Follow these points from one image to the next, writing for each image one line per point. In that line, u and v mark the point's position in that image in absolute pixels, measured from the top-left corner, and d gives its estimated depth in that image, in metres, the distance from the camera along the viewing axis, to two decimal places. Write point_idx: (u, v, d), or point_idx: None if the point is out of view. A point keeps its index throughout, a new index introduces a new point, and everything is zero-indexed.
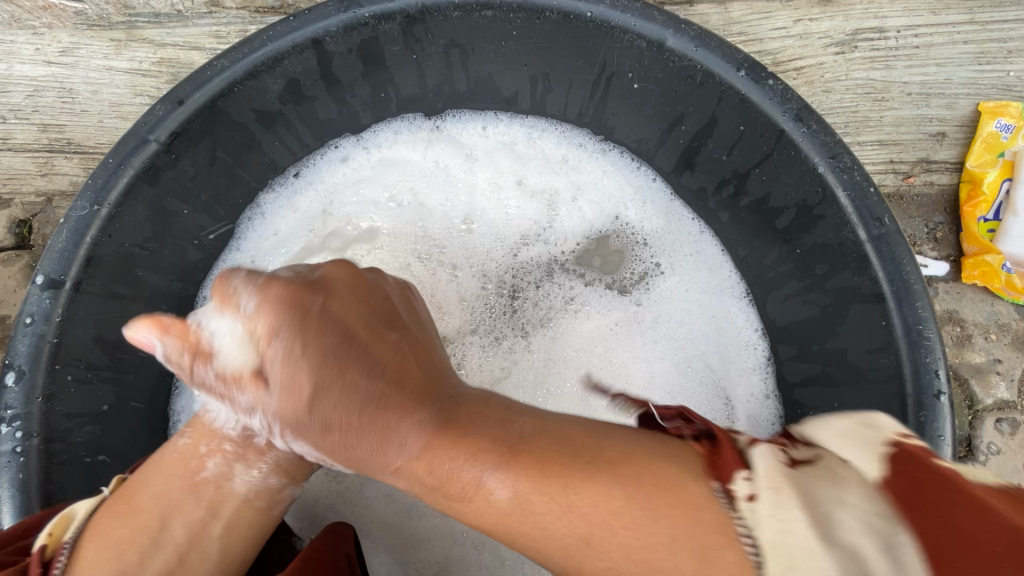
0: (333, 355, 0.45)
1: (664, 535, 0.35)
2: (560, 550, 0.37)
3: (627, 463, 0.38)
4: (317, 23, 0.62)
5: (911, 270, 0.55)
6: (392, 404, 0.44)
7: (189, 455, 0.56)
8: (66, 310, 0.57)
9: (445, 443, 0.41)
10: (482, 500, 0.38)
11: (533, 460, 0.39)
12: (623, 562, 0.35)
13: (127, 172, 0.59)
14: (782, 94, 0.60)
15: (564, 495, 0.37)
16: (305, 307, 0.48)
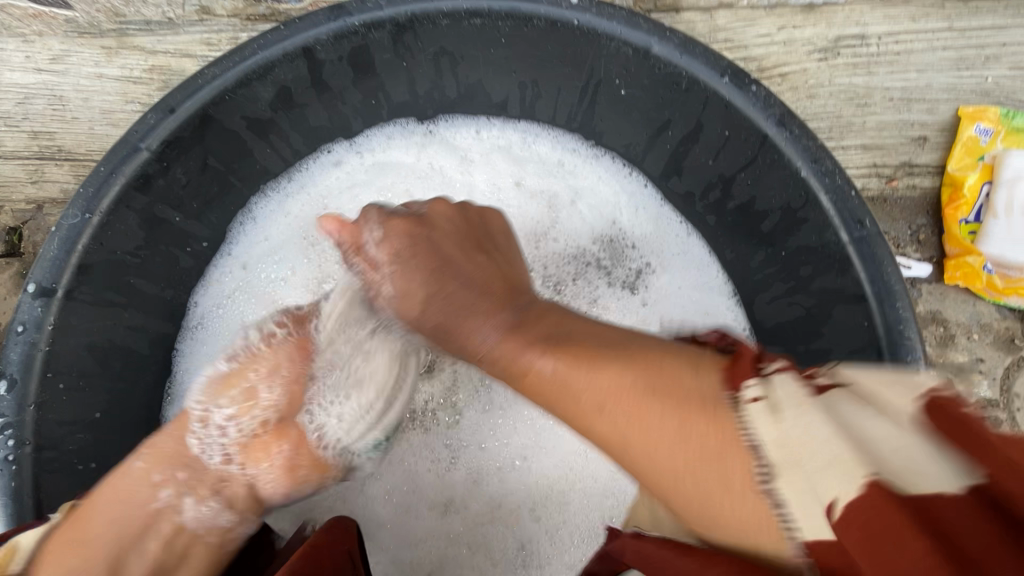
0: (433, 273, 0.52)
1: (663, 411, 0.36)
2: (577, 415, 0.40)
3: (642, 356, 0.40)
4: (307, 32, 0.62)
5: (891, 272, 0.56)
6: (476, 308, 0.48)
7: (139, 482, 0.57)
8: (58, 317, 0.57)
9: (517, 332, 0.45)
10: (532, 380, 0.42)
11: (565, 346, 0.42)
12: (625, 424, 0.37)
13: (118, 180, 0.59)
14: (765, 100, 0.61)
15: (587, 370, 0.40)
16: (421, 236, 0.55)
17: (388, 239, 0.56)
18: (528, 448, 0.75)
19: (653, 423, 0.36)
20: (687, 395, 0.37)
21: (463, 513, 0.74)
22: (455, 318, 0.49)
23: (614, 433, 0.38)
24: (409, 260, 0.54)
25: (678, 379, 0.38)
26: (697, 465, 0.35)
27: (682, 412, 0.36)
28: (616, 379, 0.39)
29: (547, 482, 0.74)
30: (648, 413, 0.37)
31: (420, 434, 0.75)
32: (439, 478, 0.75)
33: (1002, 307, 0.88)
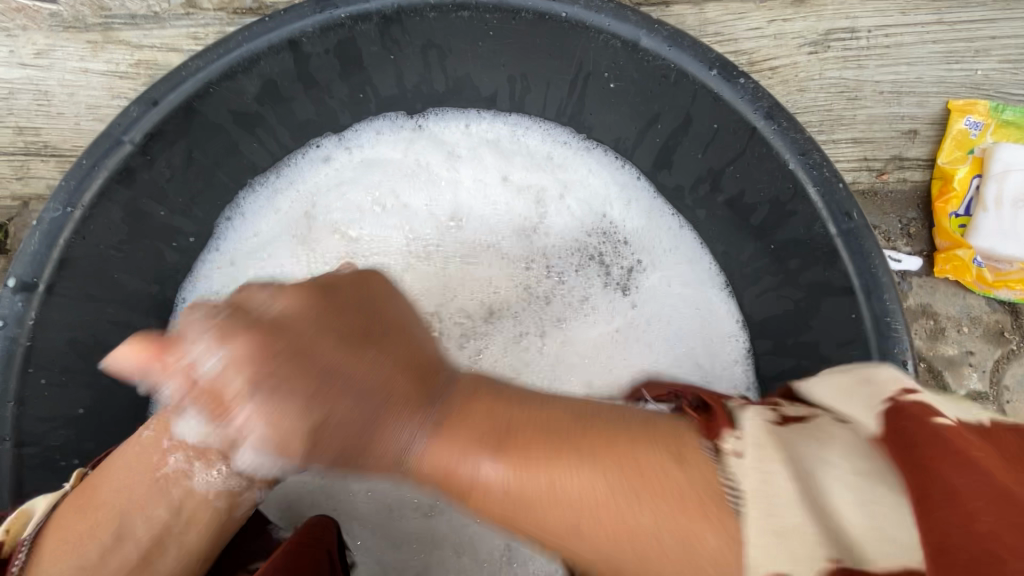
0: (312, 388, 0.45)
1: (639, 512, 0.39)
2: (548, 530, 0.43)
3: (612, 447, 0.42)
4: (292, 24, 0.62)
5: (879, 263, 0.56)
6: (399, 412, 0.47)
7: (151, 449, 0.57)
8: (39, 312, 0.57)
9: (455, 442, 0.45)
10: (487, 495, 0.44)
11: (518, 453, 0.43)
12: (603, 531, 0.40)
13: (100, 174, 0.59)
14: (753, 93, 0.61)
15: (551, 480, 0.41)
16: (274, 343, 0.45)
17: (235, 355, 0.44)
18: None
19: (631, 524, 0.39)
20: (660, 486, 0.39)
21: (447, 510, 0.73)
22: (365, 434, 0.47)
23: (593, 533, 0.41)
24: (272, 409, 0.45)
25: (648, 472, 0.40)
26: (682, 552, 0.38)
27: (660, 508, 0.39)
28: (586, 480, 0.41)
29: None
30: (629, 507, 0.39)
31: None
32: None
33: (992, 301, 0.88)
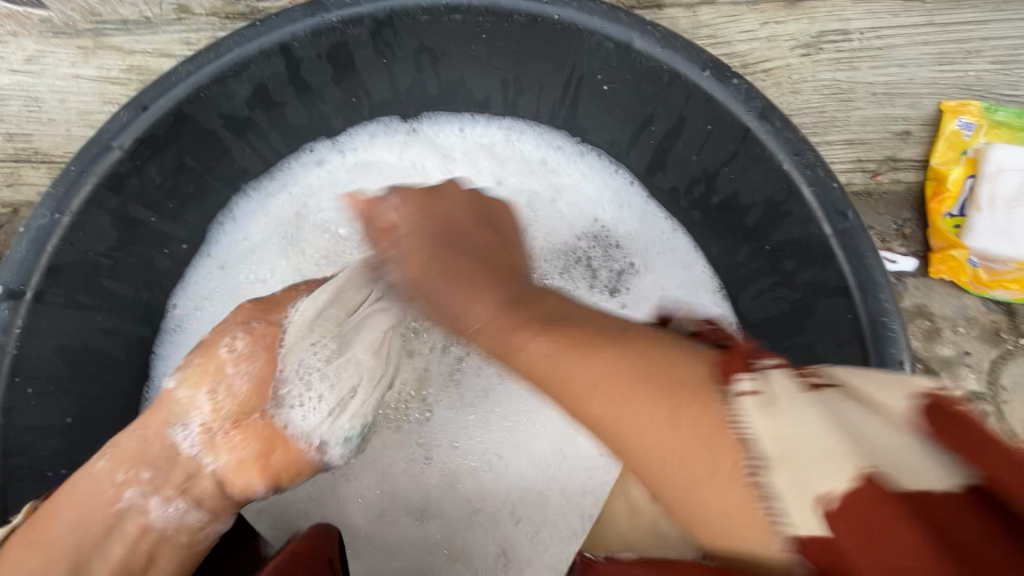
0: (438, 267, 0.50)
1: (653, 402, 0.35)
2: (573, 407, 0.39)
3: (626, 356, 0.38)
4: (283, 28, 0.61)
5: (874, 264, 0.56)
6: (476, 289, 0.47)
7: (105, 482, 0.56)
8: (27, 320, 0.56)
9: (508, 316, 0.44)
10: (531, 353, 0.41)
11: (562, 334, 0.41)
12: (621, 418, 0.36)
13: (89, 180, 0.58)
14: (746, 94, 0.61)
15: (580, 364, 0.39)
16: (426, 229, 0.55)
17: (412, 226, 0.56)
18: (501, 446, 0.74)
19: (648, 417, 0.35)
20: (677, 382, 0.36)
21: (439, 517, 0.73)
22: (465, 291, 0.48)
23: (613, 424, 0.37)
24: (418, 265, 0.52)
25: (670, 371, 0.37)
26: (692, 450, 0.34)
27: (678, 402, 0.35)
28: (609, 364, 0.38)
29: (523, 482, 0.73)
30: (648, 400, 0.36)
31: (397, 435, 0.74)
32: (414, 479, 0.73)
33: (987, 300, 0.88)
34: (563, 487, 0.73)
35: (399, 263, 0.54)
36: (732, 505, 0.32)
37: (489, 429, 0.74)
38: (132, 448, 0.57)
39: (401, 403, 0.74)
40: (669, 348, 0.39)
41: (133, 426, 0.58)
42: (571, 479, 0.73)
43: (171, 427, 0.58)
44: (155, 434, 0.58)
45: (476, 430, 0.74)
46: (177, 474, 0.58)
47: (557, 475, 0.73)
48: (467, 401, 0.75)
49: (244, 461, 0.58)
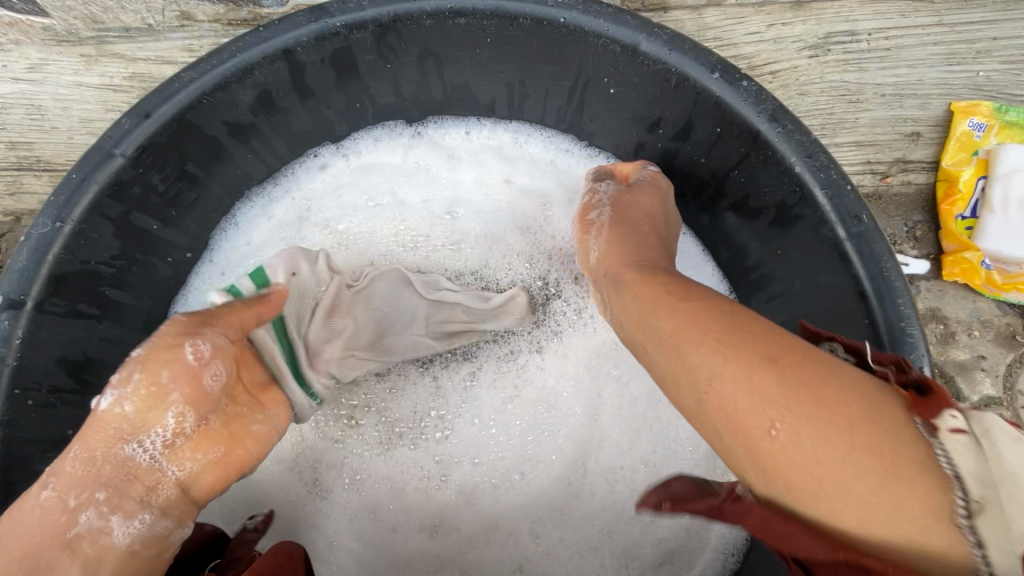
0: (644, 225, 0.62)
1: (844, 387, 0.37)
2: (732, 378, 0.39)
3: (816, 352, 0.40)
4: (286, 34, 0.61)
5: (891, 267, 0.54)
6: (648, 250, 0.57)
7: (55, 509, 0.47)
8: (27, 331, 0.55)
9: (682, 296, 0.47)
10: (703, 320, 0.43)
11: (750, 318, 0.43)
12: (795, 396, 0.37)
13: (90, 188, 0.57)
14: (756, 95, 0.60)
15: (765, 371, 0.38)
16: (648, 198, 0.64)
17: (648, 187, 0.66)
18: (523, 461, 0.73)
19: (833, 400, 0.36)
20: (868, 384, 0.37)
21: (454, 535, 0.71)
22: (645, 250, 0.56)
23: (778, 400, 0.37)
24: (632, 216, 0.63)
25: (861, 376, 0.38)
26: (885, 443, 0.34)
27: (872, 400, 0.36)
28: (799, 351, 0.39)
29: (547, 501, 0.72)
30: (839, 387, 0.37)
31: (411, 449, 0.73)
32: (430, 497, 0.72)
33: (1001, 303, 0.87)
34: (585, 504, 0.71)
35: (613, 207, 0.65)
36: (913, 504, 0.32)
37: (510, 443, 0.73)
38: (80, 474, 0.48)
39: (417, 420, 0.74)
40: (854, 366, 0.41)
41: (75, 450, 0.49)
42: (591, 495, 0.72)
43: (122, 443, 0.49)
44: (104, 454, 0.48)
45: (490, 443, 0.73)
46: (137, 486, 0.50)
47: (576, 493, 0.72)
48: (484, 416, 0.74)
49: (209, 462, 0.53)
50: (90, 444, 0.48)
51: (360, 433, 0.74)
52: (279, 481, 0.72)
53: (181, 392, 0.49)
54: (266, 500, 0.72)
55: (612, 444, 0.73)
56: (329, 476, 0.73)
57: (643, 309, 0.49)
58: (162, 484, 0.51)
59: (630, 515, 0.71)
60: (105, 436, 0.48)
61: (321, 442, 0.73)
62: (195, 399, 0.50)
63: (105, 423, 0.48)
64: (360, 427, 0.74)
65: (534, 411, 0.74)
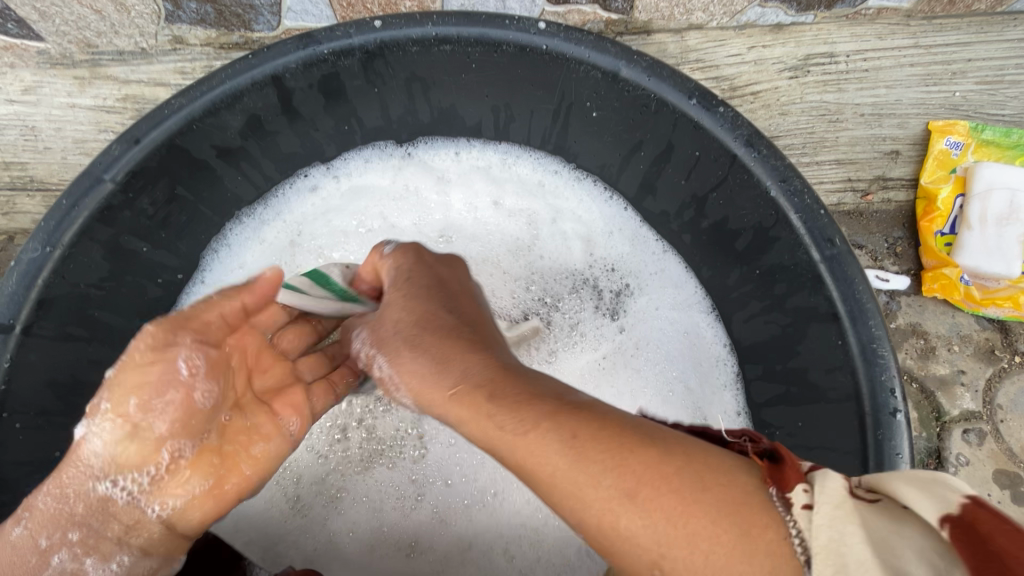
0: (413, 328, 0.46)
1: (711, 513, 0.32)
2: (596, 521, 0.34)
3: (668, 459, 0.34)
4: (275, 61, 0.62)
5: (863, 289, 0.56)
6: (447, 351, 0.43)
7: (28, 549, 0.50)
8: (16, 354, 0.56)
9: (511, 417, 0.37)
10: (543, 458, 0.35)
11: (594, 426, 0.36)
12: (666, 535, 0.32)
13: (81, 214, 0.58)
14: (733, 121, 0.61)
15: (623, 507, 0.33)
16: (399, 296, 0.49)
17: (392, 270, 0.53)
18: (496, 481, 0.74)
19: (702, 534, 0.31)
20: (734, 492, 0.33)
21: (428, 555, 0.71)
22: (437, 354, 0.43)
23: (652, 545, 0.32)
24: (388, 331, 0.47)
25: (710, 466, 0.34)
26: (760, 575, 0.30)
27: (736, 519, 0.32)
28: (652, 469, 0.34)
29: (519, 518, 0.72)
30: (705, 515, 0.32)
31: (386, 469, 0.74)
32: (405, 517, 0.73)
33: (981, 318, 0.88)
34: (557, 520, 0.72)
35: (368, 327, 0.50)
36: None
37: (483, 466, 0.74)
38: (54, 511, 0.50)
39: (398, 438, 0.75)
40: (702, 447, 0.36)
41: (47, 485, 0.51)
42: None
43: (94, 480, 0.51)
44: (76, 493, 0.51)
45: (467, 465, 0.74)
46: (114, 526, 0.52)
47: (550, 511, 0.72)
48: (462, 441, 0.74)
49: (195, 495, 0.53)
50: (60, 479, 0.51)
51: (346, 449, 0.75)
52: (266, 498, 0.73)
53: (154, 422, 0.50)
54: (254, 516, 0.72)
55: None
56: (310, 494, 0.73)
57: (469, 435, 0.40)
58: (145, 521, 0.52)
59: None
60: (77, 471, 0.50)
61: (308, 454, 0.74)
62: (173, 429, 0.51)
63: (77, 456, 0.50)
64: (343, 442, 0.75)
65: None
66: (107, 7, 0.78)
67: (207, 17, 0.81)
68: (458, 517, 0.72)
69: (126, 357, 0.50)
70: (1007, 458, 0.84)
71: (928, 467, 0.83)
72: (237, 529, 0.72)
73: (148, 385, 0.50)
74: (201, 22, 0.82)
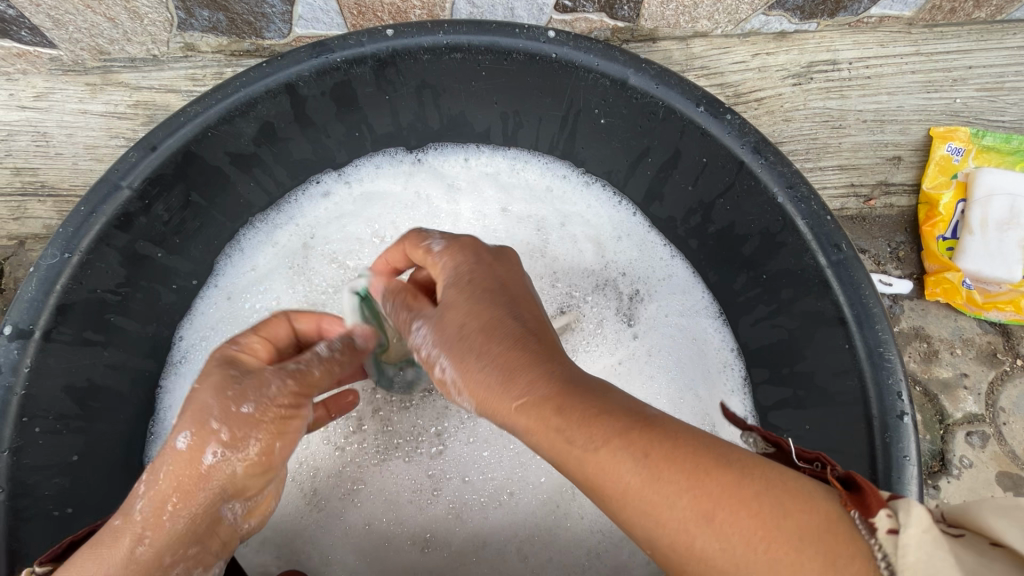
0: (478, 337, 0.46)
1: (793, 540, 0.34)
2: (670, 539, 0.37)
3: (746, 484, 0.37)
4: (289, 69, 0.63)
5: (869, 294, 0.57)
6: (513, 363, 0.44)
7: (151, 566, 0.45)
8: (35, 359, 0.57)
9: (581, 433, 0.40)
10: (620, 473, 0.38)
11: (667, 445, 0.39)
12: (745, 559, 0.35)
13: (98, 220, 0.59)
14: (739, 128, 0.62)
15: (698, 527, 0.36)
16: (463, 299, 0.48)
17: (448, 275, 0.50)
18: (512, 480, 0.74)
19: (782, 560, 0.34)
20: (817, 521, 0.35)
21: (443, 549, 0.72)
22: (503, 364, 0.44)
23: (728, 567, 0.35)
24: (454, 334, 0.47)
25: (792, 492, 0.37)
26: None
27: (822, 548, 0.34)
28: (729, 493, 0.36)
29: (533, 518, 0.73)
30: (785, 542, 0.34)
31: (400, 462, 0.75)
32: (422, 510, 0.73)
33: (983, 322, 0.89)
34: (571, 526, 0.73)
35: (429, 326, 0.49)
36: None
37: (501, 464, 0.75)
38: (178, 530, 0.46)
39: (414, 434, 0.76)
40: (778, 474, 0.38)
41: (171, 500, 0.45)
42: (578, 517, 0.73)
43: (221, 502, 0.47)
44: (202, 508, 0.46)
45: (483, 463, 0.75)
46: (217, 538, 0.49)
47: (563, 513, 0.73)
48: (481, 438, 0.76)
49: (263, 509, 0.54)
50: (189, 497, 0.46)
51: (362, 440, 0.75)
52: (281, 497, 0.73)
53: (269, 449, 0.48)
54: (267, 516, 0.73)
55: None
56: (326, 488, 0.74)
57: (540, 448, 0.43)
58: (228, 533, 0.51)
59: (619, 535, 0.72)
60: (204, 490, 0.46)
61: (325, 448, 0.75)
62: (276, 453, 0.49)
63: (208, 478, 0.46)
64: (365, 430, 0.76)
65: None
66: (120, 15, 0.78)
67: (219, 26, 0.82)
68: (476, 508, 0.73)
69: (274, 396, 0.47)
70: (1009, 460, 0.85)
71: (932, 469, 0.84)
72: None
73: (286, 427, 0.49)
74: (213, 30, 0.82)
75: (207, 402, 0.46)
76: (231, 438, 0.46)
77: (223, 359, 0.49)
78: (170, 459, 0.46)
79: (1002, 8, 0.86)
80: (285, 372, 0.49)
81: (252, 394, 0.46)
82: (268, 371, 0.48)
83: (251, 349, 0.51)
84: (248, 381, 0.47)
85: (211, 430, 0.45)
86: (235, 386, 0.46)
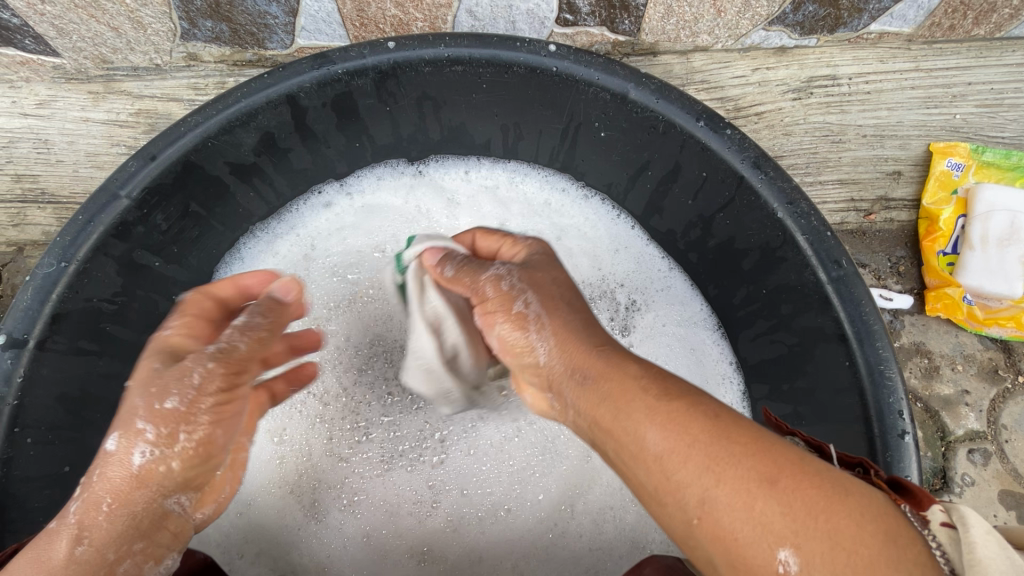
0: (573, 295, 0.49)
1: (855, 516, 0.33)
2: (727, 498, 0.35)
3: (807, 461, 0.36)
4: (290, 80, 0.63)
5: (870, 313, 0.57)
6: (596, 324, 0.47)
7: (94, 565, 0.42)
8: (28, 369, 0.56)
9: (656, 385, 0.41)
10: (687, 423, 0.38)
11: (732, 415, 0.39)
12: (805, 525, 0.33)
13: (96, 228, 0.59)
14: (740, 143, 0.62)
15: (759, 488, 0.34)
16: (557, 265, 0.52)
17: (535, 249, 0.53)
18: (511, 498, 0.73)
19: (845, 531, 0.33)
20: (875, 504, 0.34)
21: (440, 565, 0.71)
22: (587, 320, 0.47)
23: (787, 533, 0.33)
24: (547, 281, 0.49)
25: (856, 481, 0.36)
26: None
27: (881, 528, 0.33)
28: (793, 464, 0.36)
29: (522, 526, 0.72)
30: (848, 515, 0.33)
31: (408, 471, 0.74)
32: (419, 524, 0.72)
33: (984, 338, 0.89)
34: (569, 542, 0.72)
35: (517, 268, 0.50)
36: None
37: (500, 480, 0.74)
38: (119, 530, 0.44)
39: (419, 440, 0.75)
40: (833, 467, 0.37)
41: (106, 503, 0.44)
42: (577, 532, 0.72)
43: (165, 497, 0.46)
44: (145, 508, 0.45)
45: (480, 476, 0.74)
46: (171, 531, 0.47)
47: (563, 531, 0.72)
48: (480, 451, 0.75)
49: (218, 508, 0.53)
50: (127, 496, 0.44)
51: (365, 450, 0.75)
52: (277, 508, 0.72)
53: (203, 438, 0.46)
54: (262, 529, 0.72)
55: (608, 484, 0.74)
56: (324, 496, 0.73)
57: (601, 401, 0.42)
58: (181, 530, 0.49)
59: (620, 553, 0.71)
60: (141, 490, 0.45)
61: (317, 460, 0.74)
62: (212, 442, 0.47)
63: (143, 475, 0.44)
64: (366, 443, 0.75)
65: (526, 452, 0.75)
66: (123, 24, 0.79)
67: (222, 36, 0.82)
68: (468, 522, 0.72)
69: (201, 385, 0.46)
70: (1012, 478, 0.84)
71: (934, 487, 0.83)
72: (247, 540, 0.71)
73: (225, 414, 0.48)
74: (216, 40, 0.83)
75: (134, 402, 0.45)
76: (161, 432, 0.44)
77: (152, 352, 0.49)
78: (100, 464, 0.44)
79: (1001, 25, 0.86)
80: (206, 358, 0.47)
81: (174, 387, 0.45)
82: (189, 359, 0.46)
83: (183, 329, 0.52)
84: (170, 374, 0.45)
85: (138, 429, 0.44)
86: (158, 382, 0.45)
